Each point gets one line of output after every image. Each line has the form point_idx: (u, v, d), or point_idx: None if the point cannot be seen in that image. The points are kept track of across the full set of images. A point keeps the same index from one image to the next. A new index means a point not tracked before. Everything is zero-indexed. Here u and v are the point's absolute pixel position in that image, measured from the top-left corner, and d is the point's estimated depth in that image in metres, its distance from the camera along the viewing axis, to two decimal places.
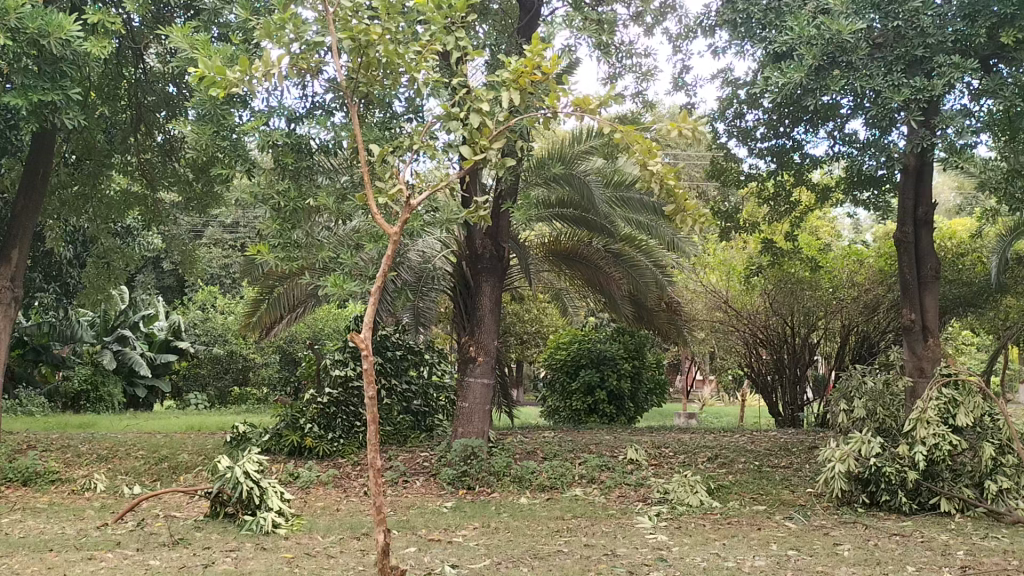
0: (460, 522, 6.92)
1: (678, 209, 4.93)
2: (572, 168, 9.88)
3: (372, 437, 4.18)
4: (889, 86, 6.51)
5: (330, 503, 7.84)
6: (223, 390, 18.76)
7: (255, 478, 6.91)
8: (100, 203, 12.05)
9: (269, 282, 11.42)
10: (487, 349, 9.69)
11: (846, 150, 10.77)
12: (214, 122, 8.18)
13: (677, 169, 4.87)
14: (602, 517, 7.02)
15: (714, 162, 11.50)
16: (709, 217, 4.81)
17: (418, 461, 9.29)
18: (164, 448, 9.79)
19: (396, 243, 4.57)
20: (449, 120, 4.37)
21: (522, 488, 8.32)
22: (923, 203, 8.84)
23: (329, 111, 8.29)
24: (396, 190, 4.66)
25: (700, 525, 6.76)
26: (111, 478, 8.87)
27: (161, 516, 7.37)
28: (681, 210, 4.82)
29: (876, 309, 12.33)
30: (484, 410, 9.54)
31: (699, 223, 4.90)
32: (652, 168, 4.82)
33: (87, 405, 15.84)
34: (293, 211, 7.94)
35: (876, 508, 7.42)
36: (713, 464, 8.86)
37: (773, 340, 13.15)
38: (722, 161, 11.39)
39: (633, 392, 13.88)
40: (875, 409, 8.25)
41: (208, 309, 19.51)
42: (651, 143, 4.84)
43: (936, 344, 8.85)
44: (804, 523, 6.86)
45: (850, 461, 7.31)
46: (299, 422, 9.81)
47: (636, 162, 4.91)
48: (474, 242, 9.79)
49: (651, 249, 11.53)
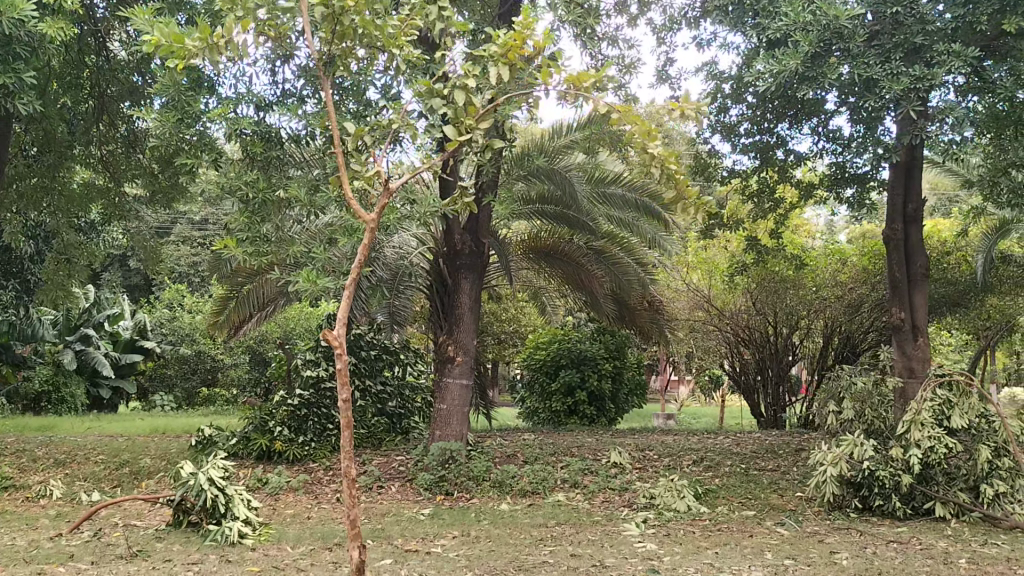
0: (438, 530, 6.58)
1: (681, 197, 4.63)
2: (553, 163, 9.69)
3: (346, 443, 3.82)
4: (887, 75, 6.28)
5: (300, 511, 7.48)
6: (190, 391, 18.21)
7: (220, 486, 6.52)
8: (60, 196, 11.51)
9: (238, 279, 11.00)
10: (466, 349, 9.36)
11: (832, 146, 10.52)
12: (179, 109, 7.70)
13: (679, 152, 4.55)
14: (586, 524, 6.71)
15: (696, 157, 11.10)
16: (714, 206, 4.51)
17: (394, 466, 8.95)
18: (125, 452, 9.33)
19: (373, 232, 4.18)
20: (426, 100, 4.05)
21: (502, 494, 7.98)
22: (913, 199, 8.62)
23: (301, 99, 7.91)
24: (373, 172, 4.26)
25: (689, 532, 6.48)
26: (69, 484, 8.42)
27: (120, 525, 6.96)
28: (683, 197, 4.52)
29: (860, 309, 12.13)
30: (462, 411, 9.20)
31: (702, 211, 4.62)
32: (651, 152, 4.50)
33: (49, 406, 15.56)
34: (261, 203, 7.57)
35: (869, 513, 7.21)
36: (699, 467, 8.59)
37: (756, 340, 12.93)
38: (704, 156, 11.05)
39: (614, 392, 13.58)
40: (863, 410, 8.00)
41: (176, 308, 18.97)
42: (650, 125, 4.47)
43: (926, 343, 8.58)
44: (797, 529, 6.61)
45: (843, 465, 7.05)
46: (268, 425, 9.42)
47: (634, 145, 4.56)
48: (453, 238, 9.39)
49: (634, 247, 11.25)
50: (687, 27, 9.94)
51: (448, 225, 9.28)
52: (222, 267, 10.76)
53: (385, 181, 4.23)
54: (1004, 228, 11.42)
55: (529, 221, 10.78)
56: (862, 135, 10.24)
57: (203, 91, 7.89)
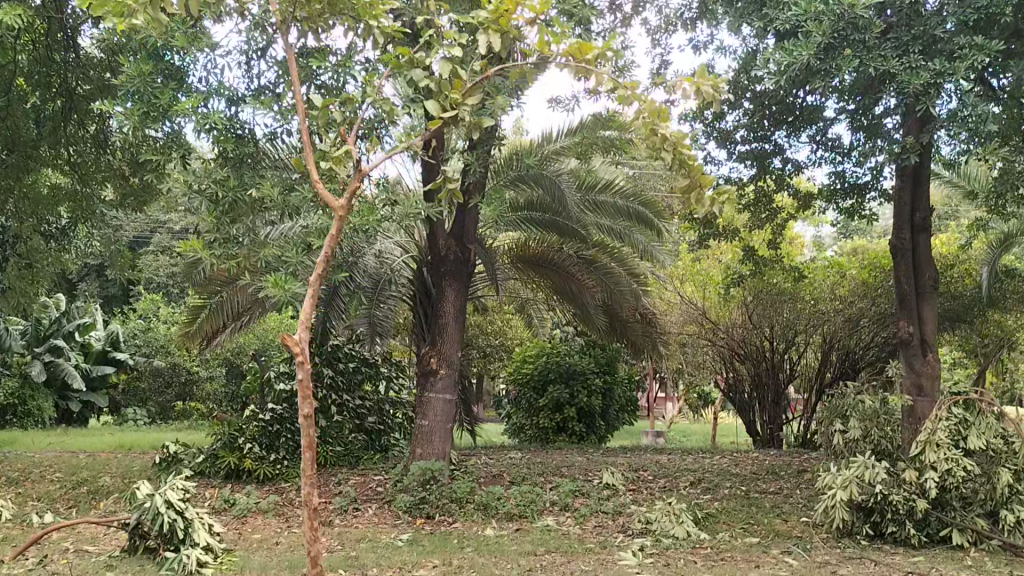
0: (417, 558, 6.05)
1: (693, 184, 4.04)
2: (544, 167, 9.23)
3: (307, 467, 3.33)
4: (906, 69, 5.92)
5: (267, 536, 6.94)
6: (164, 405, 17.52)
7: (179, 509, 5.91)
8: (23, 198, 10.65)
9: (212, 287, 10.44)
10: (449, 361, 8.84)
11: (831, 154, 10.13)
12: (145, 101, 7.18)
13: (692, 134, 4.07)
14: (579, 553, 6.20)
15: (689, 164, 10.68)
16: (731, 193, 3.97)
17: (371, 487, 8.41)
18: (84, 470, 8.74)
19: (341, 222, 3.74)
20: (402, 75, 3.58)
21: (487, 518, 7.44)
22: (922, 207, 8.18)
23: (276, 94, 7.42)
24: (343, 153, 3.74)
25: (691, 562, 5.98)
26: (20, 504, 7.81)
27: (70, 551, 6.38)
28: (696, 183, 3.95)
29: (860, 324, 11.69)
30: (445, 429, 8.67)
31: (719, 203, 4.04)
32: (664, 135, 4.09)
33: (14, 419, 15.10)
34: (232, 203, 7.01)
35: (880, 541, 6.72)
36: (697, 490, 8.10)
37: (752, 356, 12.45)
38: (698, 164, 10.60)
39: (604, 409, 13.07)
40: (870, 430, 7.56)
41: (151, 318, 18.32)
42: (661, 104, 4.08)
43: (936, 359, 8.11)
44: (806, 559, 6.11)
45: (853, 489, 6.57)
46: (237, 442, 8.89)
47: (643, 126, 4.17)
48: (437, 244, 8.94)
49: (625, 257, 10.82)
50: (683, 28, 9.52)
51: (432, 229, 8.82)
52: (195, 274, 10.22)
53: (357, 163, 3.67)
54: (1009, 241, 11.10)
55: (517, 228, 10.21)
56: (863, 143, 9.86)
57: (173, 83, 7.37)
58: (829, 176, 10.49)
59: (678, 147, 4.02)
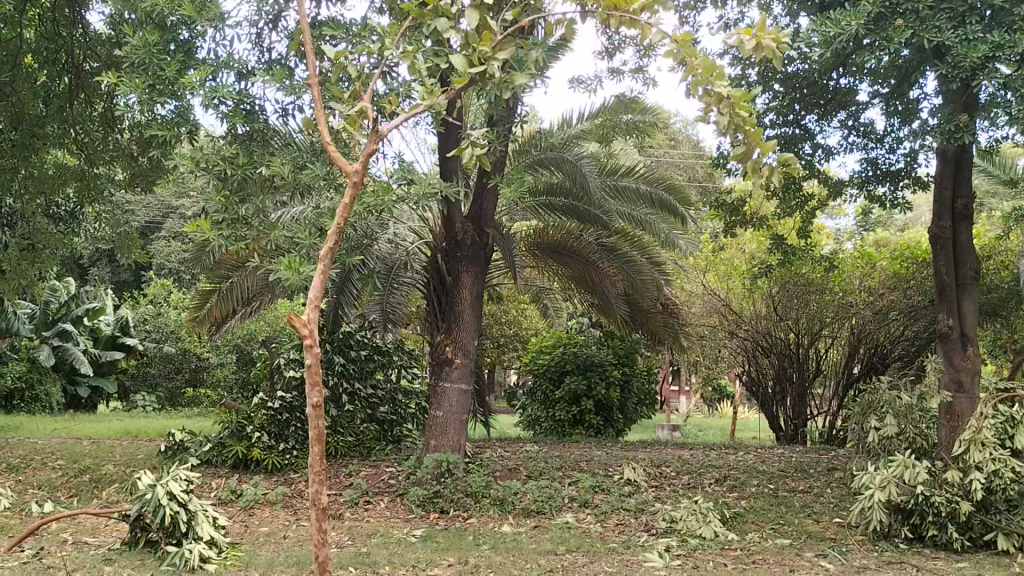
0: (431, 556, 5.74)
1: (749, 151, 3.20)
2: (564, 151, 8.81)
3: (316, 460, 2.99)
4: (961, 41, 5.72)
5: (275, 530, 6.67)
6: (174, 392, 17.32)
7: (182, 501, 5.62)
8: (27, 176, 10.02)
9: (222, 272, 10.15)
10: (466, 350, 8.52)
11: (863, 141, 9.68)
12: (149, 72, 6.85)
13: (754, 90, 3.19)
14: (603, 552, 5.88)
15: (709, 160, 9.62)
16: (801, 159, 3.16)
17: (383, 479, 8.12)
18: (87, 457, 8.46)
19: (357, 188, 3.33)
20: (424, 27, 3.22)
21: (503, 513, 7.14)
22: (962, 194, 7.80)
23: (288, 68, 7.11)
24: (358, 111, 3.38)
25: (721, 565, 5.63)
26: (20, 492, 7.54)
27: (69, 543, 6.09)
28: (755, 143, 3.11)
29: (889, 318, 11.24)
30: (460, 420, 8.35)
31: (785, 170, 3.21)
32: (716, 91, 3.13)
33: (21, 405, 14.62)
34: (242, 181, 6.65)
35: (919, 544, 6.37)
36: (723, 487, 7.75)
37: (776, 348, 12.10)
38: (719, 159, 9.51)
39: (622, 402, 12.74)
40: (907, 427, 7.28)
41: (160, 303, 18.08)
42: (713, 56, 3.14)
43: (976, 354, 7.70)
44: (843, 563, 5.76)
45: (892, 489, 6.24)
46: (246, 431, 8.61)
47: (693, 83, 3.22)
48: (454, 227, 8.61)
49: (646, 244, 10.45)
50: (712, 5, 9.09)
51: (449, 212, 8.49)
52: (204, 258, 9.94)
53: (374, 121, 3.28)
54: None
55: (534, 214, 9.87)
56: (896, 127, 9.49)
57: (179, 56, 7.07)
58: (860, 163, 10.06)
59: (736, 110, 3.14)
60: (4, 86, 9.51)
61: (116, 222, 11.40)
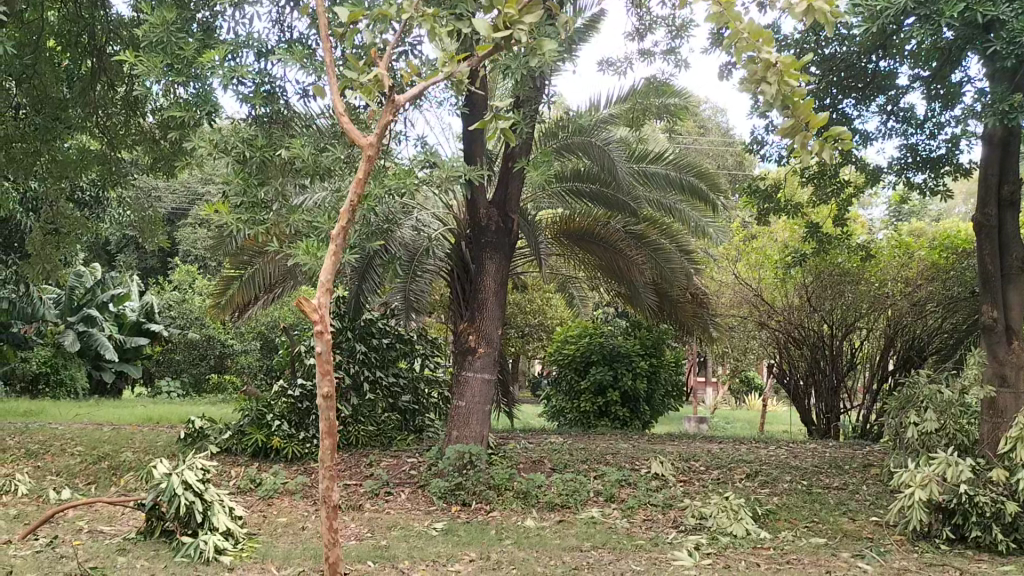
0: (452, 551, 5.54)
1: (797, 124, 2.92)
2: (592, 135, 8.54)
3: (327, 455, 2.81)
4: (1017, 15, 5.45)
5: (293, 521, 6.52)
6: (199, 378, 17.35)
7: (198, 491, 5.47)
8: (50, 160, 9.83)
9: (244, 258, 10.04)
10: (489, 339, 8.32)
11: (902, 126, 9.33)
12: (167, 51, 6.67)
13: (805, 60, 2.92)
14: (631, 549, 5.66)
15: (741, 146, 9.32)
16: (856, 133, 2.85)
17: (405, 470, 7.95)
18: (105, 444, 8.38)
19: (373, 163, 3.13)
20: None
21: (527, 507, 6.95)
22: (1010, 179, 7.45)
23: (308, 47, 6.92)
24: (373, 81, 3.17)
25: (754, 565, 5.39)
26: (38, 478, 7.48)
27: (84, 531, 5.97)
28: (805, 119, 2.83)
29: (928, 309, 10.83)
30: (483, 410, 8.15)
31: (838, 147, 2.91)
32: (764, 60, 2.86)
33: (47, 388, 14.95)
34: (260, 163, 6.46)
35: (961, 545, 6.10)
36: (754, 483, 7.50)
37: (809, 340, 11.81)
38: (751, 145, 9.20)
39: (649, 394, 12.49)
40: (947, 422, 7.05)
41: (185, 289, 18.08)
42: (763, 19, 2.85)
43: (1022, 347, 7.31)
44: (882, 564, 5.49)
45: (934, 488, 5.94)
46: (265, 419, 8.48)
47: (739, 49, 2.93)
48: (478, 212, 8.40)
49: (676, 232, 10.21)
50: None
51: (473, 197, 8.28)
52: (227, 245, 9.82)
53: (391, 92, 3.07)
54: None
55: (562, 201, 9.65)
56: (938, 112, 9.13)
57: (198, 35, 6.90)
58: (900, 150, 9.71)
59: (784, 79, 2.87)
60: (25, 67, 9.18)
61: (142, 208, 11.20)
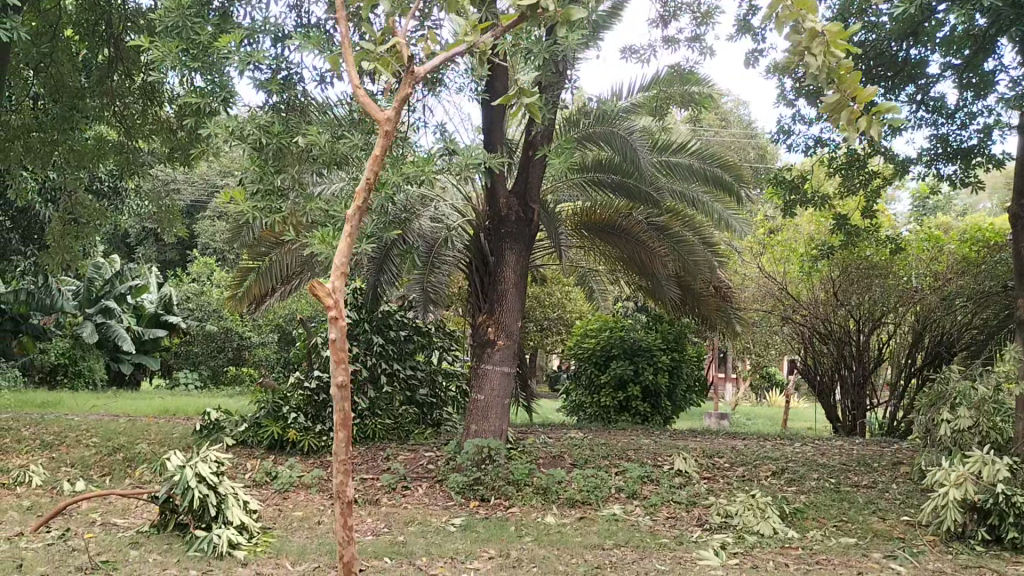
0: (471, 547, 5.39)
1: (842, 98, 2.69)
2: (614, 125, 8.33)
3: (341, 448, 2.65)
4: None
5: (309, 515, 6.40)
6: (217, 370, 17.30)
7: (211, 484, 5.35)
8: (67, 150, 9.84)
9: (261, 249, 9.94)
10: (508, 331, 8.16)
11: (932, 116, 9.08)
12: (182, 37, 6.57)
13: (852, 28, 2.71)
14: (656, 548, 5.49)
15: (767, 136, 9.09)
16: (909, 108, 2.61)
17: (422, 464, 7.82)
18: (121, 435, 8.31)
19: (390, 140, 2.96)
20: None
21: (547, 503, 6.79)
22: None
23: (326, 32, 6.79)
24: (391, 56, 3.03)
25: (784, 565, 5.21)
26: (53, 470, 7.41)
27: (97, 524, 5.87)
28: (851, 91, 2.60)
29: (957, 304, 10.56)
30: (502, 404, 8.01)
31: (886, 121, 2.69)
32: (807, 29, 2.68)
33: (65, 380, 14.90)
34: (276, 150, 6.32)
35: (997, 546, 5.89)
36: (780, 481, 7.31)
37: (834, 335, 11.54)
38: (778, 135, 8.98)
39: (671, 389, 12.29)
40: (981, 419, 6.83)
41: (203, 281, 18.05)
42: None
43: None
44: (916, 565, 5.30)
45: (969, 488, 5.74)
46: (282, 411, 8.38)
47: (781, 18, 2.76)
48: (498, 201, 8.23)
49: (699, 224, 10.01)
50: None
51: (493, 185, 8.12)
52: (244, 235, 9.72)
53: (409, 63, 2.91)
54: None
55: (582, 192, 9.46)
56: (970, 102, 8.87)
57: (214, 20, 6.78)
58: (929, 140, 9.44)
59: (830, 50, 2.66)
60: (41, 55, 9.10)
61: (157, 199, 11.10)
